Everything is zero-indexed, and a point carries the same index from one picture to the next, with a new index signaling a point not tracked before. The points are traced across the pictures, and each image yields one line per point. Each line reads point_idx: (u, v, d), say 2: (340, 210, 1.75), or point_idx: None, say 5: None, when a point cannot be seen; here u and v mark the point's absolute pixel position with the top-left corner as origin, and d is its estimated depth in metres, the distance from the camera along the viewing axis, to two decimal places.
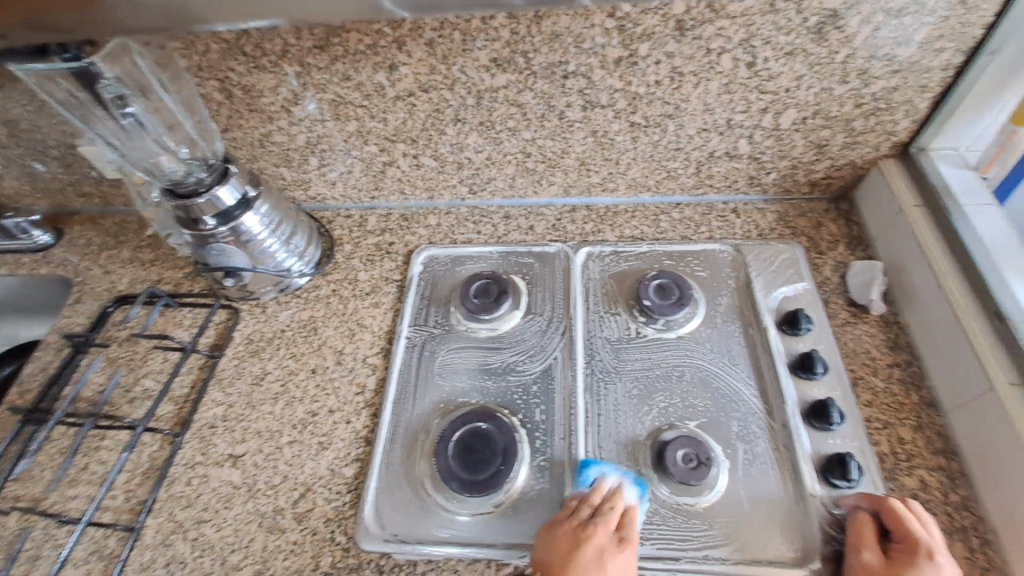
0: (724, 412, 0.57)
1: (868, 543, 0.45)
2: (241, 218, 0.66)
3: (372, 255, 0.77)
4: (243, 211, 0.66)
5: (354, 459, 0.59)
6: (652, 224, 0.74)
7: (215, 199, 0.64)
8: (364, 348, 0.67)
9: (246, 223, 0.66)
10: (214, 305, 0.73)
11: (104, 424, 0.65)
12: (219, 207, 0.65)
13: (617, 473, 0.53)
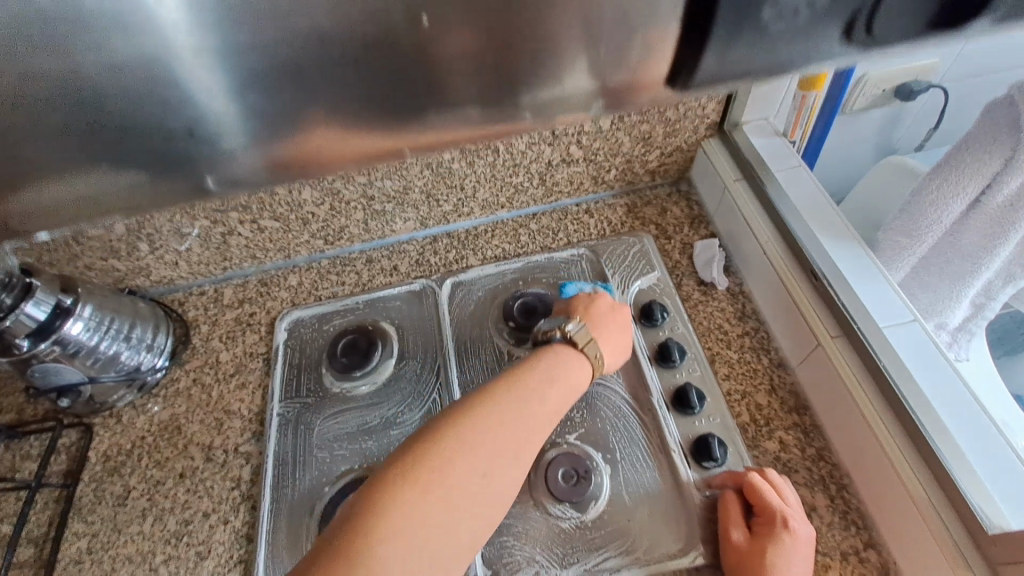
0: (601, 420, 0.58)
1: (737, 522, 0.47)
2: (64, 329, 0.60)
3: (233, 331, 0.73)
4: (62, 321, 0.60)
5: (237, 562, 0.55)
6: (512, 240, 0.75)
7: (25, 318, 0.57)
8: (234, 437, 0.63)
9: (70, 333, 0.60)
10: (58, 427, 0.66)
11: None
12: (32, 325, 0.58)
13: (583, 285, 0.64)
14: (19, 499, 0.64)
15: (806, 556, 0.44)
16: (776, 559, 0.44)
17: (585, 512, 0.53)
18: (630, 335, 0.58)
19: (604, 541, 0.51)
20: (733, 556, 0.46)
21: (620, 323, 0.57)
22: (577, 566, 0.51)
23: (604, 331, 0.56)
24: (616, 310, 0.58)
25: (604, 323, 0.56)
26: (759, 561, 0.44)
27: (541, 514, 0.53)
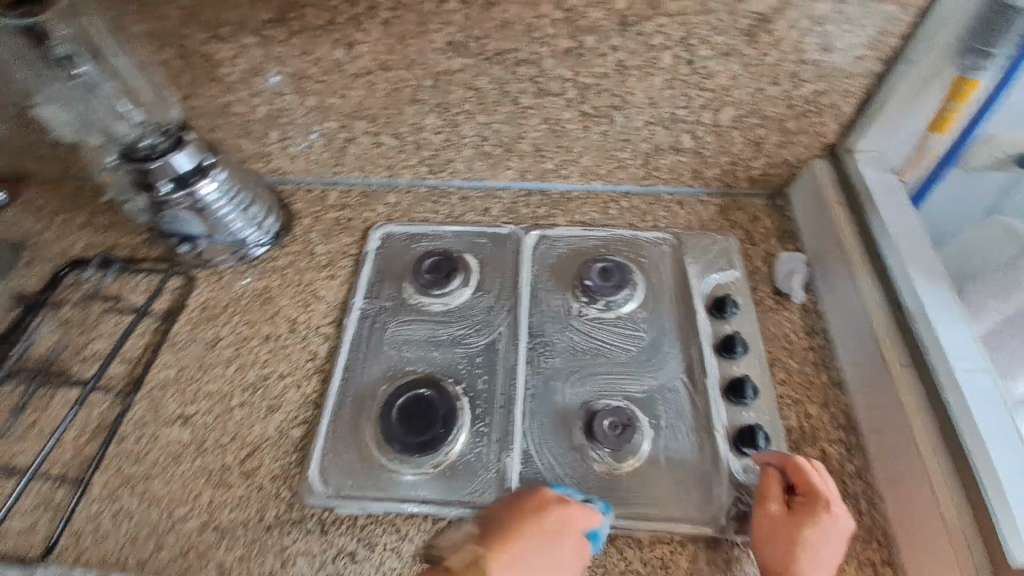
0: (654, 389, 0.61)
1: (776, 495, 0.50)
2: (197, 185, 0.67)
3: (330, 229, 0.79)
4: (198, 178, 0.67)
5: (302, 421, 0.61)
6: (601, 211, 0.77)
7: (169, 165, 0.64)
8: (317, 318, 0.69)
9: (201, 190, 0.67)
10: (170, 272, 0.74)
11: (55, 381, 0.65)
12: (174, 173, 0.65)
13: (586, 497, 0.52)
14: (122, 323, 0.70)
15: (838, 540, 0.47)
16: (811, 534, 0.47)
17: (623, 462, 0.56)
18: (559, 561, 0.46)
19: (631, 493, 0.55)
20: (764, 525, 0.49)
21: (531, 543, 0.45)
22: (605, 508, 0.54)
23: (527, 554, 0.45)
24: (544, 523, 0.47)
25: (511, 549, 0.45)
26: (797, 533, 0.47)
27: (583, 455, 0.57)
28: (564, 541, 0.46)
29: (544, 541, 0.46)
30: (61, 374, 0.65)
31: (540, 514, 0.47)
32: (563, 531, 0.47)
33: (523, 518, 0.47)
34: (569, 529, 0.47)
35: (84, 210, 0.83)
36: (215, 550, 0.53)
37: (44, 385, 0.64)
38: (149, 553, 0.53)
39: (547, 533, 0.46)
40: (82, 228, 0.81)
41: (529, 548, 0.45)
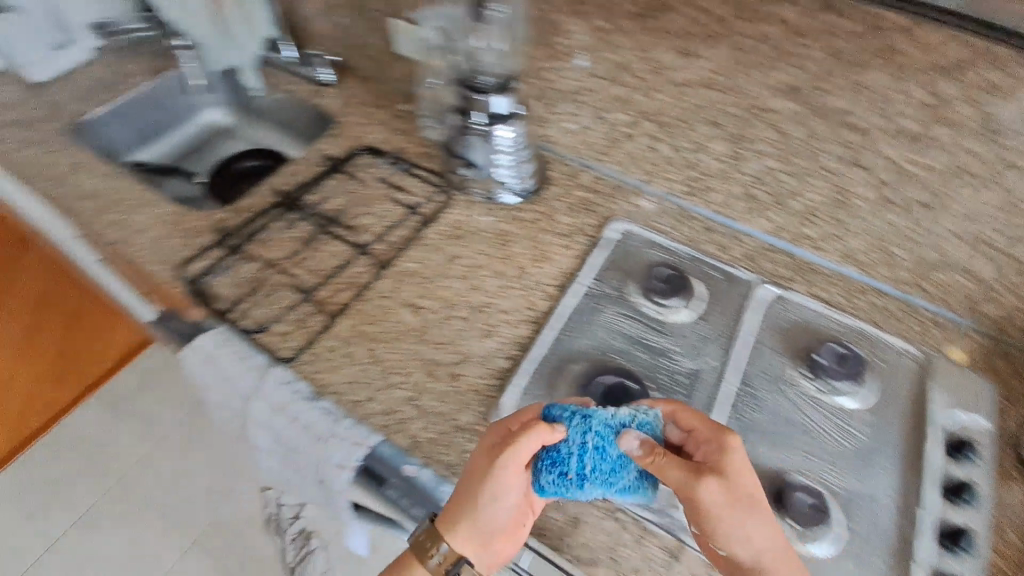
0: (855, 493, 0.58)
1: (699, 468, 0.48)
2: (496, 127, 0.75)
3: (576, 206, 0.82)
4: (500, 122, 0.75)
5: (509, 355, 0.67)
6: (848, 297, 0.73)
7: (486, 103, 0.73)
8: (545, 276, 0.74)
9: (497, 132, 0.76)
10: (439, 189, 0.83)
11: (333, 234, 0.77)
12: (486, 110, 0.74)
13: (574, 410, 0.50)
14: (389, 210, 0.81)
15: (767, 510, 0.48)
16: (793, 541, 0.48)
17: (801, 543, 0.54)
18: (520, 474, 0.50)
19: None
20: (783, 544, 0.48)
21: (477, 491, 0.50)
22: None
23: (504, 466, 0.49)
24: (478, 474, 0.50)
25: (481, 513, 0.50)
26: (709, 508, 0.47)
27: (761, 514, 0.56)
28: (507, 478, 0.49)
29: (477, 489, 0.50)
30: (338, 230, 0.77)
31: (480, 457, 0.51)
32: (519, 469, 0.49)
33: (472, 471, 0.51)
34: (515, 465, 0.48)
35: (385, 110, 0.97)
36: (411, 422, 0.61)
37: (325, 233, 0.77)
38: (362, 399, 0.63)
39: (477, 468, 0.50)
40: (381, 123, 0.94)
41: (473, 476, 0.50)
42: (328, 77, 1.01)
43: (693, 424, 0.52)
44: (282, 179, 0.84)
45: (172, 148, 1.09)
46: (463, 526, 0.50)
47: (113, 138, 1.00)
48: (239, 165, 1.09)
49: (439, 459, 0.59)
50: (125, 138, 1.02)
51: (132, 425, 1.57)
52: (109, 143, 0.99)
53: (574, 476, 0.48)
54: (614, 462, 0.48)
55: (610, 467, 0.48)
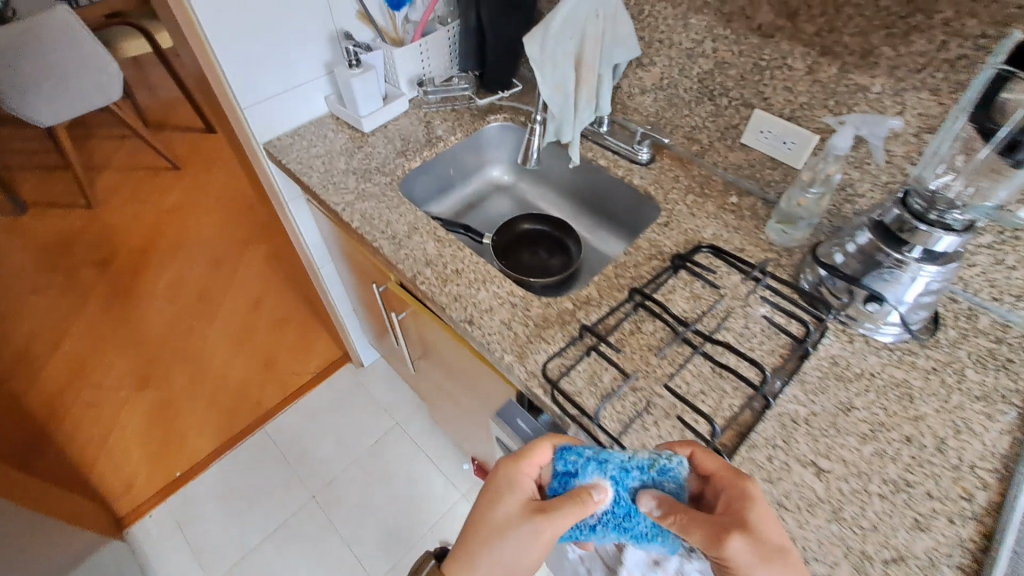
0: None
1: (722, 521, 0.48)
2: (924, 263, 0.62)
3: (985, 358, 0.68)
4: (933, 258, 0.62)
5: (959, 566, 0.53)
6: None
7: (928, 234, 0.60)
8: (973, 455, 0.60)
9: (920, 268, 0.63)
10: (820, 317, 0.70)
11: (709, 358, 0.67)
12: (923, 242, 0.61)
13: (588, 457, 0.54)
14: (763, 331, 0.70)
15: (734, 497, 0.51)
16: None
17: None
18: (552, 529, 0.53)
19: None
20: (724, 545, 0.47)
21: (499, 536, 0.55)
22: None
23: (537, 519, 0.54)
24: (493, 513, 0.56)
25: (494, 518, 0.56)
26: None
27: None
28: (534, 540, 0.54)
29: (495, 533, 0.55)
30: (709, 352, 0.68)
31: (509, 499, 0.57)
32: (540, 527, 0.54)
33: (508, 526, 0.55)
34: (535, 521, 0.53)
35: (711, 200, 0.88)
36: None
37: (700, 355, 0.67)
38: None
39: (499, 483, 0.58)
40: (711, 216, 0.85)
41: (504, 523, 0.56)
42: (644, 155, 0.93)
43: (711, 466, 0.53)
44: (619, 272, 0.77)
45: (458, 202, 1.10)
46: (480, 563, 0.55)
47: (417, 189, 1.01)
48: (520, 227, 1.06)
49: None
50: (425, 190, 1.03)
51: (320, 437, 1.59)
52: (412, 195, 1.01)
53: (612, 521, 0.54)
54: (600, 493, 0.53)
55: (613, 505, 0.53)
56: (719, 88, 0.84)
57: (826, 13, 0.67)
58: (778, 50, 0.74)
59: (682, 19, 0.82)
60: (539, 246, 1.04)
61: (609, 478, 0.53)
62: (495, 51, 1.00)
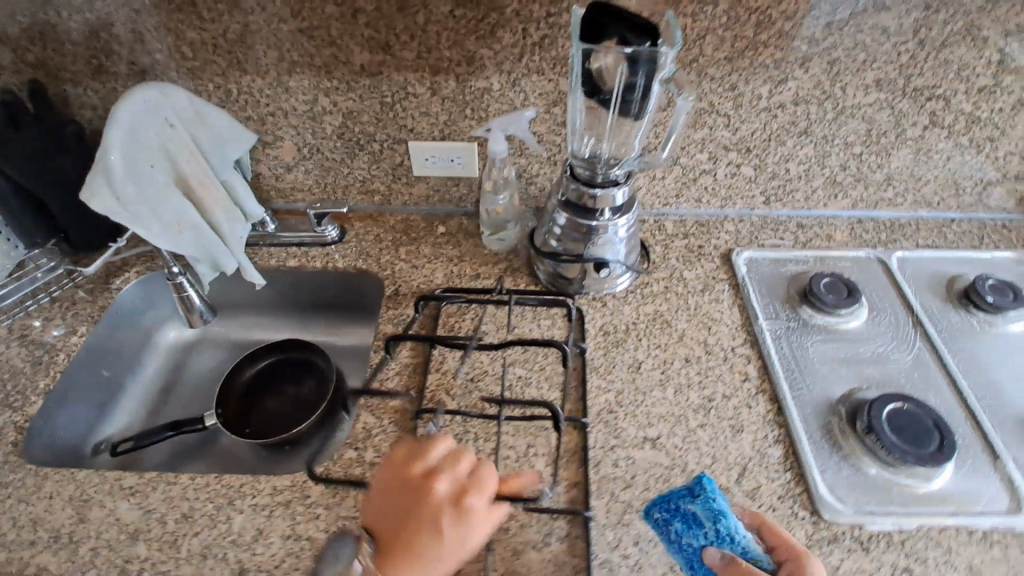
0: None
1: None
2: (614, 218, 0.67)
3: (687, 255, 0.80)
4: (619, 212, 0.67)
5: (775, 441, 0.61)
6: (940, 236, 0.82)
7: (610, 196, 0.65)
8: (728, 339, 0.70)
9: (615, 224, 0.68)
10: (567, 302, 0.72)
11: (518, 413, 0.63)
12: (608, 204, 0.66)
13: (671, 508, 0.50)
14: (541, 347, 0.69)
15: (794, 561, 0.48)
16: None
17: None
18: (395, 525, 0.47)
19: None
20: None
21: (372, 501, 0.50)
22: None
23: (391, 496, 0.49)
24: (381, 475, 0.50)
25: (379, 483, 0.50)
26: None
27: None
28: (443, 560, 0.46)
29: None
30: (518, 404, 0.64)
31: (403, 519, 0.47)
32: (464, 540, 0.46)
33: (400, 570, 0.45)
34: (457, 545, 0.46)
35: (423, 242, 0.82)
36: None
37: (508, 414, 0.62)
38: None
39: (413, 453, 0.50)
40: (432, 258, 0.80)
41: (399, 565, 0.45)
42: (332, 232, 0.82)
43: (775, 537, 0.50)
44: (383, 376, 0.67)
45: (146, 399, 0.81)
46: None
47: (63, 432, 0.69)
48: (244, 376, 0.84)
49: None
50: (78, 423, 0.71)
51: None
52: (59, 443, 0.68)
53: (675, 534, 0.49)
54: (682, 514, 0.49)
55: (683, 523, 0.49)
56: (362, 136, 0.76)
57: (414, 36, 0.64)
58: (392, 82, 0.69)
59: (280, 85, 0.70)
60: (281, 380, 0.85)
61: (702, 507, 0.49)
62: (69, 204, 0.73)
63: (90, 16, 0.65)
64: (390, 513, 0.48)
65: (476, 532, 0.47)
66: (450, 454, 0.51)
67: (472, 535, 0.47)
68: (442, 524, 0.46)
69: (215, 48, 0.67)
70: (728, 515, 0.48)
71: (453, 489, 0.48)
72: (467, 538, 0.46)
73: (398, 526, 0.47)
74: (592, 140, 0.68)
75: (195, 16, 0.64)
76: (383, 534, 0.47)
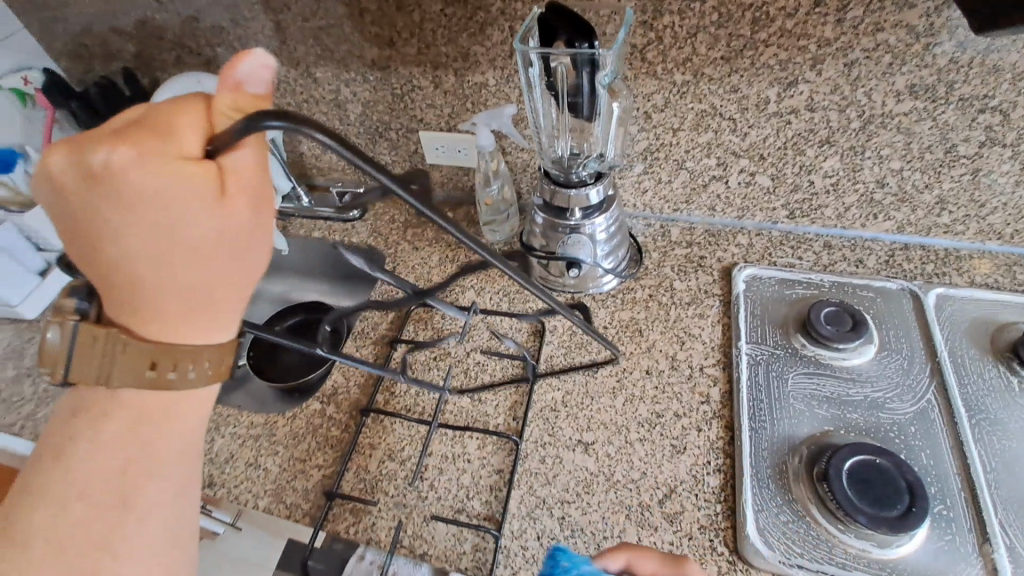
0: None
1: None
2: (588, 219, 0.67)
3: (684, 265, 0.76)
4: (595, 212, 0.67)
5: (716, 469, 0.58)
6: (1007, 275, 0.68)
7: (582, 195, 0.64)
8: (699, 358, 0.66)
9: (589, 224, 0.67)
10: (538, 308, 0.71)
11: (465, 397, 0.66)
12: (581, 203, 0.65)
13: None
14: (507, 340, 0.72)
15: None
16: None
17: None
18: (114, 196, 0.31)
19: None
20: None
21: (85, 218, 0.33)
22: None
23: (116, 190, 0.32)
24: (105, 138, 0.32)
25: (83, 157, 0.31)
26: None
27: None
28: (211, 294, 0.36)
29: (71, 370, 0.36)
30: (469, 388, 0.67)
31: (113, 266, 0.34)
32: (215, 249, 0.34)
33: (137, 364, 0.36)
34: (150, 195, 0.31)
35: (430, 226, 0.88)
36: None
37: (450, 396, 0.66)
38: None
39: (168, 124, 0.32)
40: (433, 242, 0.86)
41: (121, 303, 0.35)
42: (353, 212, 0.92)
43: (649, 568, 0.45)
44: (361, 343, 0.74)
45: None
46: (77, 433, 0.37)
47: None
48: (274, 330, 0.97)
49: None
50: None
51: None
52: None
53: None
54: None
55: None
56: (380, 123, 0.83)
57: (413, 33, 0.69)
58: (400, 76, 0.75)
59: (309, 75, 0.80)
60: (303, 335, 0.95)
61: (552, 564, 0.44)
62: None
63: (169, 16, 0.79)
64: (97, 258, 0.34)
65: (199, 204, 0.32)
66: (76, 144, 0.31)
67: (213, 221, 0.33)
68: (145, 240, 0.33)
69: (259, 44, 0.78)
70: (574, 559, 0.45)
71: (100, 161, 0.30)
72: (184, 215, 0.32)
73: (124, 292, 0.35)
74: (571, 139, 0.69)
75: (242, 16, 0.75)
76: (76, 242, 0.34)
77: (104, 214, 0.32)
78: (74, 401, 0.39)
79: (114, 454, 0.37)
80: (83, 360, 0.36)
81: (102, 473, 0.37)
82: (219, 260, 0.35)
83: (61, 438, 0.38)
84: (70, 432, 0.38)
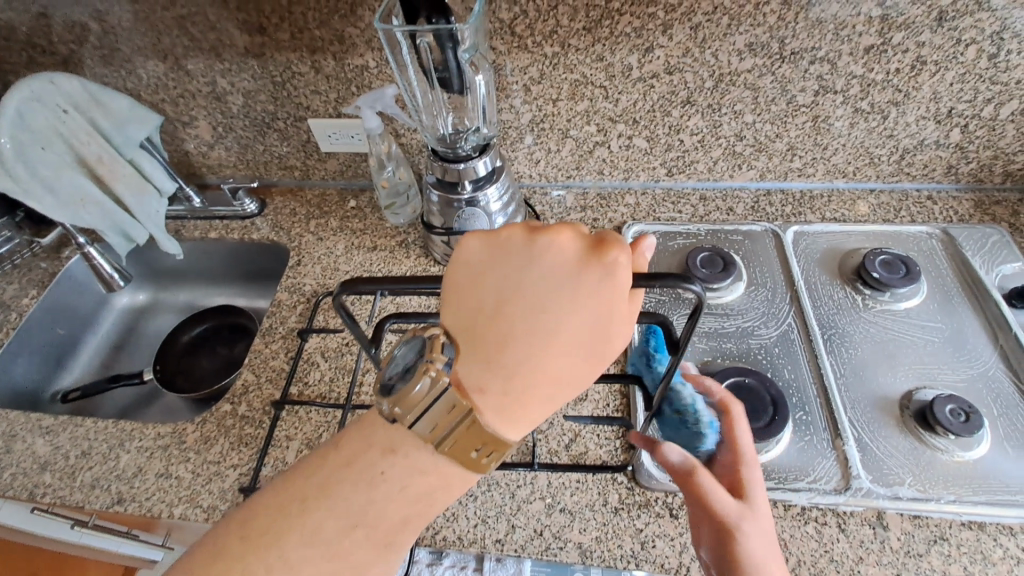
0: (955, 360, 0.62)
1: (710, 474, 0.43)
2: (485, 189, 0.69)
3: None
4: (488, 182, 0.69)
5: (615, 410, 0.63)
6: (850, 208, 0.78)
7: (474, 167, 0.66)
8: None
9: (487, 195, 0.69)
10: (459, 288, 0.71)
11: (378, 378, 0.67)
12: (475, 175, 0.67)
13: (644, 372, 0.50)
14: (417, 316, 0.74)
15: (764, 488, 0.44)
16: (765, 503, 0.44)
17: (966, 450, 0.56)
18: (479, 291, 0.30)
19: (971, 472, 0.55)
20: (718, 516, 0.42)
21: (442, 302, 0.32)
22: (969, 497, 0.53)
23: (478, 283, 0.31)
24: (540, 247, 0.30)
25: (500, 256, 0.31)
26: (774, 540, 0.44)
27: (889, 440, 0.58)
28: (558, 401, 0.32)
29: (422, 420, 0.30)
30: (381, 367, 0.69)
31: (491, 324, 0.30)
32: (549, 348, 0.30)
33: (460, 438, 0.30)
34: (591, 307, 0.30)
35: (333, 215, 0.87)
36: (570, 530, 0.56)
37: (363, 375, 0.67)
38: (505, 533, 0.56)
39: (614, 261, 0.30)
40: (337, 231, 0.85)
41: (476, 372, 0.30)
42: (251, 206, 0.89)
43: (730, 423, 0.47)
44: (269, 338, 0.74)
45: (97, 354, 0.93)
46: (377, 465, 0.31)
47: (20, 379, 0.82)
48: (182, 339, 0.94)
49: (617, 554, 0.54)
50: (34, 374, 0.84)
51: None
52: (16, 387, 0.81)
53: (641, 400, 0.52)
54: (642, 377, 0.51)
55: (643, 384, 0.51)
56: (266, 114, 0.81)
57: (282, 17, 0.68)
58: (277, 62, 0.74)
59: (180, 68, 0.77)
60: (215, 342, 0.95)
61: None
62: None
63: (9, 14, 0.73)
64: (469, 326, 0.31)
65: (613, 308, 0.30)
66: (588, 235, 0.31)
67: (588, 323, 0.30)
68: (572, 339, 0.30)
69: (118, 39, 0.74)
70: None
71: (606, 265, 0.30)
72: (606, 316, 0.30)
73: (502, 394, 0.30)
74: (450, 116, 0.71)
75: (92, 9, 0.71)
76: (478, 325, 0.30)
77: (526, 281, 0.30)
78: (363, 433, 0.32)
79: (395, 508, 0.31)
80: (437, 420, 0.30)
81: (362, 517, 0.30)
82: (563, 358, 0.30)
83: (321, 474, 0.31)
84: (335, 475, 0.31)
